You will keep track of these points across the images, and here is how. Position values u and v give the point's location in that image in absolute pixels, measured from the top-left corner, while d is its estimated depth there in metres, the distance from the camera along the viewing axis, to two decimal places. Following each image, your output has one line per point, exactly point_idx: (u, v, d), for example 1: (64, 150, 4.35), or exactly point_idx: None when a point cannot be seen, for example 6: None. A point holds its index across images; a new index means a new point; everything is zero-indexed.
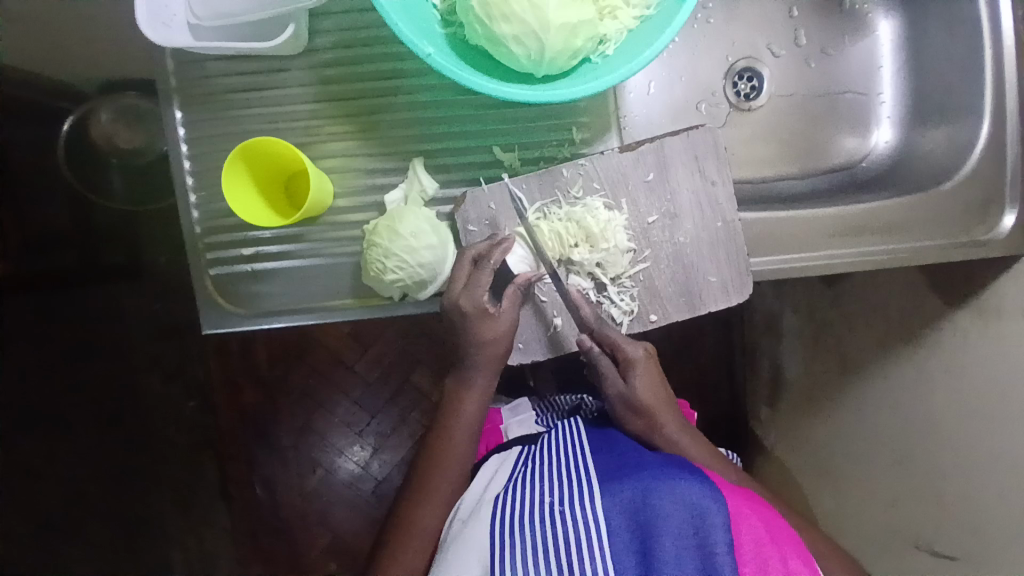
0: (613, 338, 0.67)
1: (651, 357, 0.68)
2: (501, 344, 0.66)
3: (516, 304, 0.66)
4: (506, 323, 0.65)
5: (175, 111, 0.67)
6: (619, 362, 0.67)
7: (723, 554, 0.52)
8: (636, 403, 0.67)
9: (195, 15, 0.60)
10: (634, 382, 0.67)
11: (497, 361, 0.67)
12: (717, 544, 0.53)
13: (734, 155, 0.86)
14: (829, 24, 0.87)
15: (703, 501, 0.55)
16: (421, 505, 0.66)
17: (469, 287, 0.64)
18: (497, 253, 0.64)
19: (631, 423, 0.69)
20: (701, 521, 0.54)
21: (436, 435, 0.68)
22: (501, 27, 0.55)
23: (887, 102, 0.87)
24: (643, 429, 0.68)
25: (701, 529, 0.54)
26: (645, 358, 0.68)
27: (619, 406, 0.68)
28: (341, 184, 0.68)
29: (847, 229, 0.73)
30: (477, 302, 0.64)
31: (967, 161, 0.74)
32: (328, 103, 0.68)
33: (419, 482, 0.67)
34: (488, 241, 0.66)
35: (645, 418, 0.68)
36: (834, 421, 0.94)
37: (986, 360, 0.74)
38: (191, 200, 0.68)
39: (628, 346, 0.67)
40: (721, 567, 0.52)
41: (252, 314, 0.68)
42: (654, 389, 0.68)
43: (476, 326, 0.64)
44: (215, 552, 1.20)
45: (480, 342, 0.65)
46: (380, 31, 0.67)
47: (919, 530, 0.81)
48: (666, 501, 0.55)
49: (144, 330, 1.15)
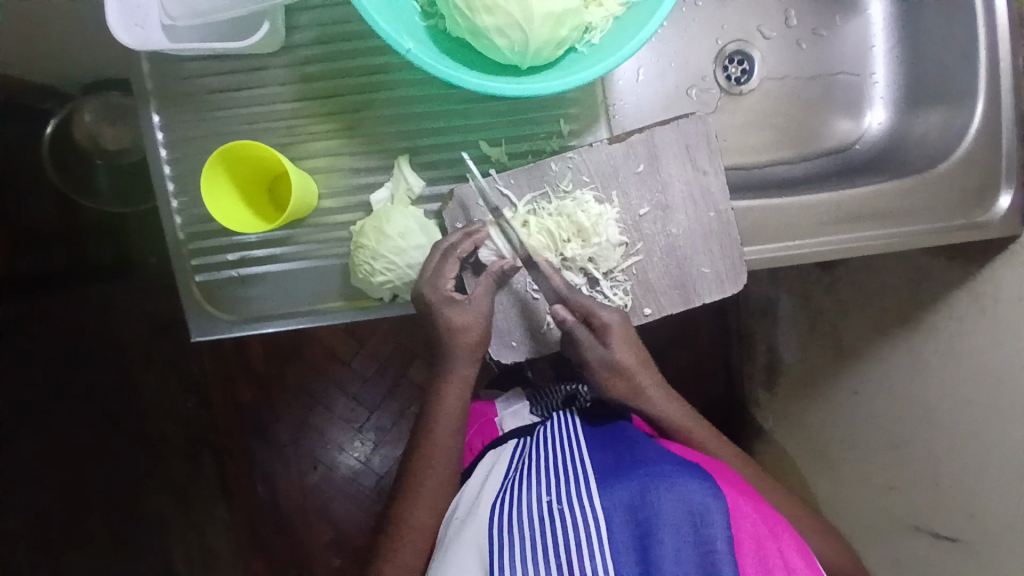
0: (589, 304, 0.64)
1: (627, 320, 0.65)
2: (471, 334, 0.64)
3: (489, 292, 0.64)
4: (476, 311, 0.63)
5: (153, 115, 0.66)
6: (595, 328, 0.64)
7: (723, 552, 0.52)
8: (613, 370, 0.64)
9: (169, 15, 0.58)
10: (613, 348, 0.64)
11: (478, 347, 0.64)
12: (717, 542, 0.52)
13: (726, 142, 0.85)
14: (820, 4, 0.86)
15: (702, 498, 0.54)
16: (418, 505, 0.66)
17: (434, 276, 0.62)
18: (467, 243, 0.63)
19: (611, 388, 0.66)
20: (701, 519, 0.53)
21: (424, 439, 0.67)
22: (483, 19, 0.54)
23: (880, 83, 0.86)
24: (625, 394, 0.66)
25: (700, 527, 0.53)
26: (621, 323, 0.65)
27: (599, 374, 0.65)
28: (326, 185, 0.67)
29: (842, 214, 0.72)
30: (441, 292, 0.62)
31: (963, 141, 0.73)
32: (310, 101, 0.66)
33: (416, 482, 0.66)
34: (461, 232, 0.63)
35: (626, 383, 0.66)
36: (832, 404, 0.94)
37: (983, 342, 0.73)
38: (173, 205, 0.66)
39: (602, 311, 0.64)
40: (720, 566, 0.51)
41: (241, 319, 0.68)
42: (635, 353, 0.65)
43: (444, 313, 0.63)
44: (217, 551, 1.20)
45: (452, 330, 0.63)
46: (358, 26, 0.65)
47: (918, 511, 0.81)
48: (667, 499, 0.54)
49: (136, 334, 1.15)
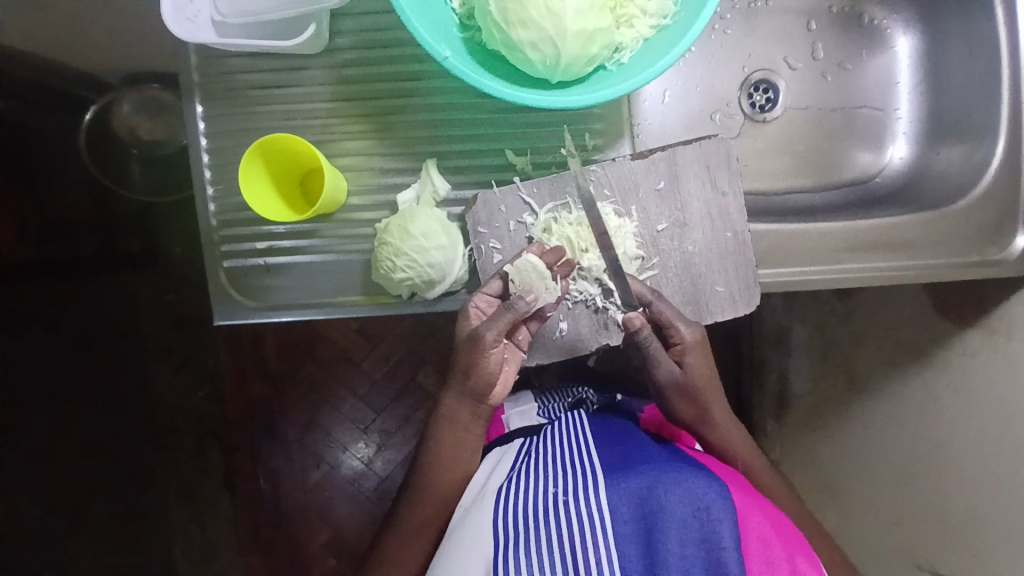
0: (671, 319, 0.66)
1: (706, 342, 0.67)
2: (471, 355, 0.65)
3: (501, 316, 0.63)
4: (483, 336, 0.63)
5: (197, 105, 0.68)
6: (673, 346, 0.67)
7: (729, 550, 0.52)
8: (688, 387, 0.67)
9: (219, 12, 0.61)
10: (689, 365, 0.67)
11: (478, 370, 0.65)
12: (723, 540, 0.53)
13: (747, 166, 0.86)
14: (847, 40, 0.87)
15: (709, 497, 0.55)
16: (422, 505, 0.67)
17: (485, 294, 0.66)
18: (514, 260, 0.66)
19: (681, 407, 0.69)
20: (709, 518, 0.54)
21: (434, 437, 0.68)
22: (518, 32, 0.56)
23: (903, 118, 0.86)
24: (693, 414, 0.69)
25: (708, 526, 0.53)
26: (699, 343, 0.67)
27: (672, 393, 0.68)
28: (356, 183, 0.69)
29: (858, 244, 0.73)
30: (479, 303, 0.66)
31: (981, 180, 0.74)
32: (347, 102, 0.69)
33: (422, 483, 0.68)
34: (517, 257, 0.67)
35: (696, 404, 0.68)
36: (840, 437, 0.93)
37: (995, 380, 0.74)
38: (208, 193, 0.69)
39: (684, 327, 0.66)
40: (727, 563, 0.52)
41: (263, 307, 0.70)
42: (708, 375, 0.68)
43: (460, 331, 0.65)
44: (216, 542, 1.21)
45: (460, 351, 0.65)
46: (399, 33, 0.68)
47: (921, 549, 0.81)
48: (675, 496, 0.55)
49: (157, 319, 1.17)
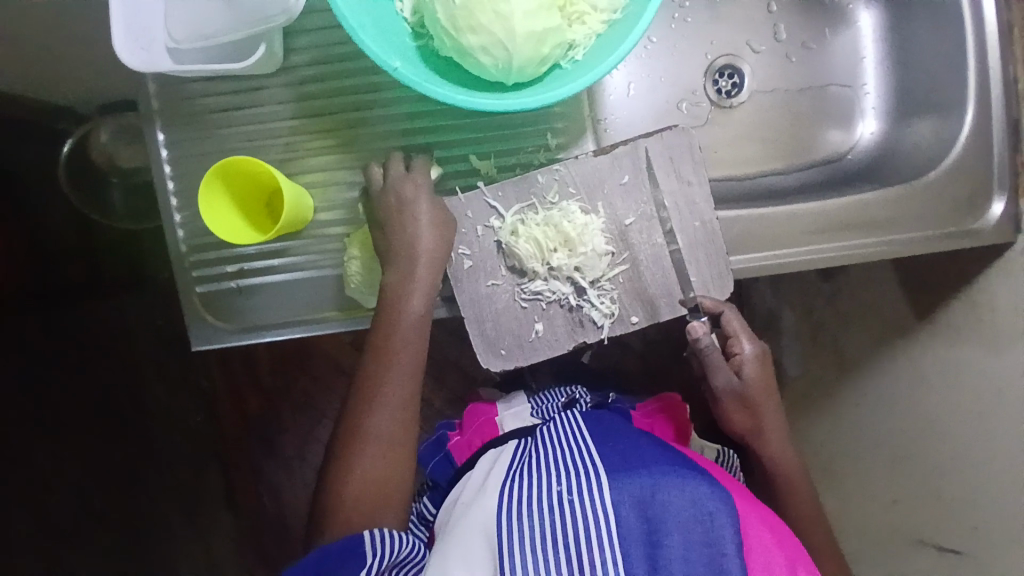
0: (735, 329, 0.70)
1: (765, 358, 0.71)
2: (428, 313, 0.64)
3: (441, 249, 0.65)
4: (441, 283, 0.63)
5: (158, 133, 0.69)
6: (734, 355, 0.71)
7: (732, 556, 0.52)
8: (744, 396, 0.71)
9: (174, 37, 0.60)
10: (747, 375, 0.71)
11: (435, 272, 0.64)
12: (726, 544, 0.52)
13: (716, 153, 0.86)
14: (809, 19, 0.87)
15: (713, 501, 0.54)
16: (371, 418, 0.63)
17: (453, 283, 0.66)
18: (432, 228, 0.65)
19: (736, 416, 0.73)
20: (711, 521, 0.54)
21: (383, 337, 0.64)
22: (467, 38, 0.56)
23: (871, 93, 0.86)
24: (747, 423, 0.72)
25: (709, 528, 0.53)
26: (758, 358, 0.71)
27: (727, 400, 0.72)
28: (322, 199, 0.69)
29: (834, 225, 0.73)
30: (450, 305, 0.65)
31: (952, 151, 0.74)
32: (307, 119, 0.69)
33: (370, 386, 0.63)
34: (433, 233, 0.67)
35: (749, 413, 0.72)
36: (835, 416, 0.93)
37: (981, 351, 0.74)
38: (175, 220, 0.69)
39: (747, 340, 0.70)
40: (728, 567, 0.52)
41: (239, 329, 0.70)
42: (765, 388, 0.71)
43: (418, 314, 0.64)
44: (222, 563, 1.21)
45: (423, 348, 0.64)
46: (352, 47, 0.68)
47: (922, 524, 0.80)
48: (677, 497, 0.55)
49: (146, 346, 1.17)
